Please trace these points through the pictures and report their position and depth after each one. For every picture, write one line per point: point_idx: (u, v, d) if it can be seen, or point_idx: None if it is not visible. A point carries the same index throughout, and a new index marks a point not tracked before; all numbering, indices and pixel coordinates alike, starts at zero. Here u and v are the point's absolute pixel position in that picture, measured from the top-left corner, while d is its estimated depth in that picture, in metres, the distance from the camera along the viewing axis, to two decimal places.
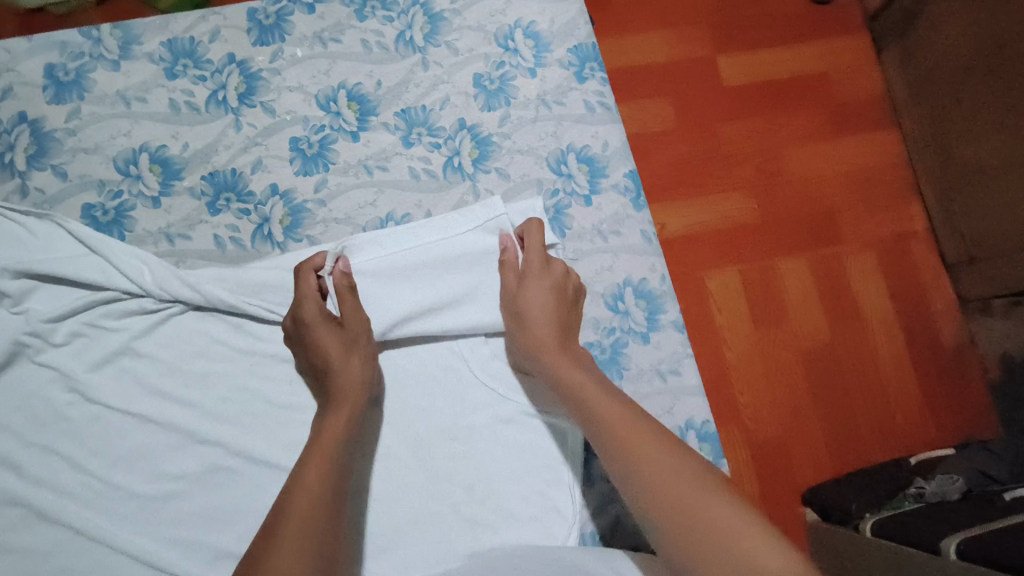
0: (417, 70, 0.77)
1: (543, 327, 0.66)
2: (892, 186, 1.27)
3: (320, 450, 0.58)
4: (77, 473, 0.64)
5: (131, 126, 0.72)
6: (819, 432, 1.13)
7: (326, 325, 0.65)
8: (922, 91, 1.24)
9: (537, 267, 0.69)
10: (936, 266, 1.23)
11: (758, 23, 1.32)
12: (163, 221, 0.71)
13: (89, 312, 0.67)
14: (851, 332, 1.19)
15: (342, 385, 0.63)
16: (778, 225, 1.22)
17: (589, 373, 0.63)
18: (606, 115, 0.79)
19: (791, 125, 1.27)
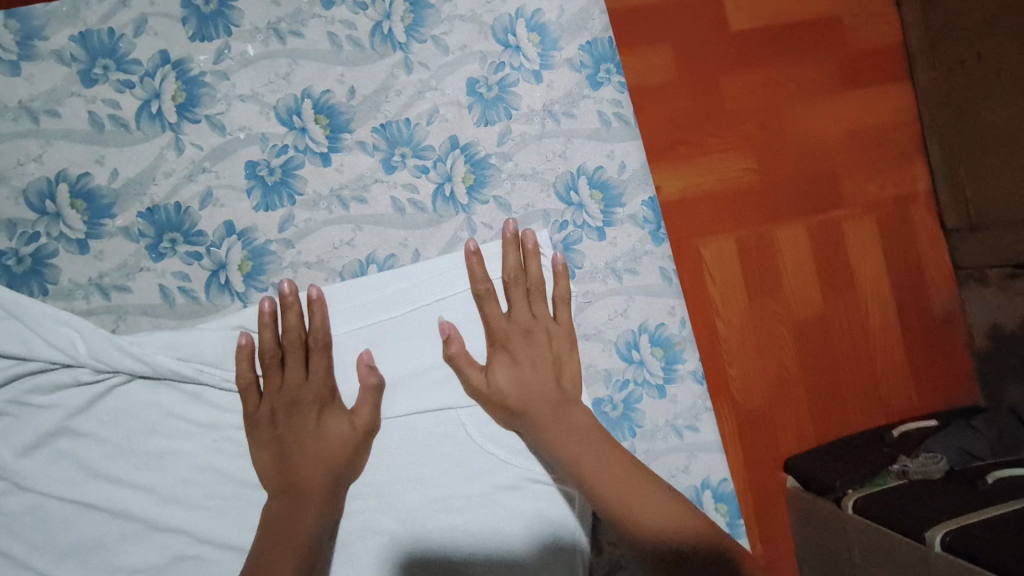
0: (398, 73, 0.64)
1: (543, 403, 0.60)
2: (905, 145, 1.12)
3: (286, 552, 0.54)
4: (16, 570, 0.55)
5: (42, 148, 0.58)
6: (803, 413, 1.06)
7: (329, 414, 0.58)
8: (941, 40, 1.08)
9: (519, 326, 0.62)
10: (933, 231, 1.12)
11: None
12: (94, 270, 0.58)
13: (17, 386, 0.56)
14: (850, 308, 1.08)
15: (319, 486, 0.56)
16: (779, 187, 1.08)
17: (592, 449, 0.58)
18: (624, 130, 0.67)
19: (801, 76, 1.10)
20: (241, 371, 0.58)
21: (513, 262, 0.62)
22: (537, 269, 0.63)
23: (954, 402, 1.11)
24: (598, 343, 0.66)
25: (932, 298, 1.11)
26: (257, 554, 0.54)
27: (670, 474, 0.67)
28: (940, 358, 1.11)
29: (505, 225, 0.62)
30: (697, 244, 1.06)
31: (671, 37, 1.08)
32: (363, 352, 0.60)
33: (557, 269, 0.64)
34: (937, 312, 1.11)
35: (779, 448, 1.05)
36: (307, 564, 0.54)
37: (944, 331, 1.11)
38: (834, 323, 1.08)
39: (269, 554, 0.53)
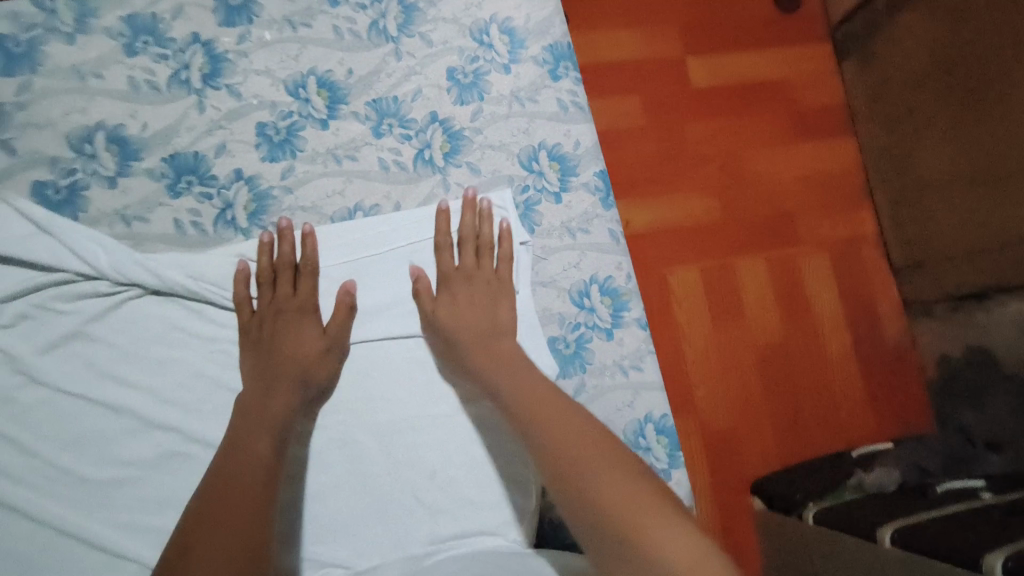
0: (390, 60, 0.77)
1: (479, 329, 0.70)
2: (845, 195, 1.38)
3: (263, 430, 0.61)
4: (25, 456, 0.62)
5: (86, 102, 0.69)
6: (766, 424, 1.25)
7: (306, 322, 0.68)
8: (878, 99, 1.32)
9: (467, 271, 0.73)
10: (884, 273, 1.36)
11: (730, 34, 1.40)
12: (120, 202, 0.68)
13: (43, 294, 0.64)
14: (803, 331, 1.30)
15: (290, 374, 0.65)
16: (739, 227, 1.32)
17: (508, 365, 0.67)
18: (579, 114, 0.81)
19: (756, 134, 1.37)
20: (239, 292, 0.68)
21: (469, 221, 0.73)
22: (489, 231, 0.74)
23: (902, 425, 1.30)
24: (553, 290, 0.76)
25: (878, 329, 1.33)
26: (232, 436, 0.61)
27: (617, 408, 0.75)
28: (890, 380, 1.31)
29: (467, 194, 0.74)
30: (668, 275, 1.27)
31: (644, 92, 1.33)
32: (347, 280, 0.71)
33: (503, 231, 0.75)
34: (888, 345, 1.33)
35: (744, 462, 1.22)
36: (279, 441, 0.62)
37: (890, 360, 1.32)
38: (790, 342, 1.29)
39: (245, 432, 0.61)
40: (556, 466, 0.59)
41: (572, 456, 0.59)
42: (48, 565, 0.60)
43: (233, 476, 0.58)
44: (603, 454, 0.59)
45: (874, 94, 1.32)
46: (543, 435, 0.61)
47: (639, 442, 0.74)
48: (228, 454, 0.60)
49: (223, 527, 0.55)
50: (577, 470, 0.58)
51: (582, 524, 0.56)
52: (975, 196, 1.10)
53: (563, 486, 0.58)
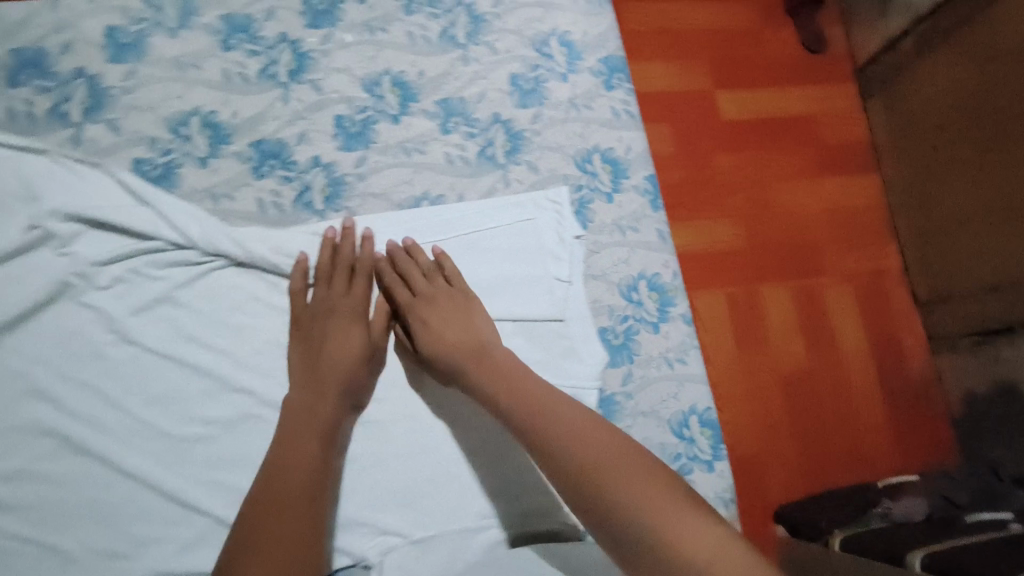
0: (457, 64, 0.83)
1: (457, 346, 0.69)
2: (872, 230, 1.29)
3: (314, 435, 0.63)
4: (113, 410, 0.66)
5: (184, 90, 0.76)
6: (798, 459, 1.09)
7: (353, 324, 0.70)
8: (906, 133, 1.26)
9: (425, 294, 0.72)
10: (906, 301, 1.26)
11: (765, 62, 1.34)
12: (209, 181, 0.74)
13: (138, 259, 0.69)
14: (833, 370, 1.16)
15: (336, 379, 0.67)
16: (763, 254, 1.21)
17: (498, 375, 0.66)
18: (631, 122, 0.86)
19: (781, 163, 1.28)
20: (296, 286, 0.71)
21: (400, 254, 0.74)
22: (427, 260, 0.74)
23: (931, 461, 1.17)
24: (604, 283, 0.80)
25: (904, 367, 1.21)
26: (284, 438, 0.63)
27: (663, 399, 0.78)
28: (917, 423, 1.18)
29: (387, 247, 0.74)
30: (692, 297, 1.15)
31: (671, 121, 1.28)
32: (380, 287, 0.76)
33: (438, 254, 0.75)
34: (914, 379, 1.21)
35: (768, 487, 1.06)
36: (328, 445, 0.64)
37: (922, 395, 1.20)
38: (819, 381, 1.15)
39: (296, 438, 0.63)
40: (578, 473, 0.57)
41: (592, 461, 0.57)
42: (126, 513, 0.63)
43: (285, 483, 0.60)
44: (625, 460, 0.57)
45: (901, 131, 1.26)
46: (559, 443, 0.59)
47: (683, 432, 0.77)
48: (279, 458, 0.62)
49: (278, 535, 0.57)
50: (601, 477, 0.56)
51: (607, 529, 0.55)
52: (1000, 229, 1.06)
53: (584, 492, 0.56)
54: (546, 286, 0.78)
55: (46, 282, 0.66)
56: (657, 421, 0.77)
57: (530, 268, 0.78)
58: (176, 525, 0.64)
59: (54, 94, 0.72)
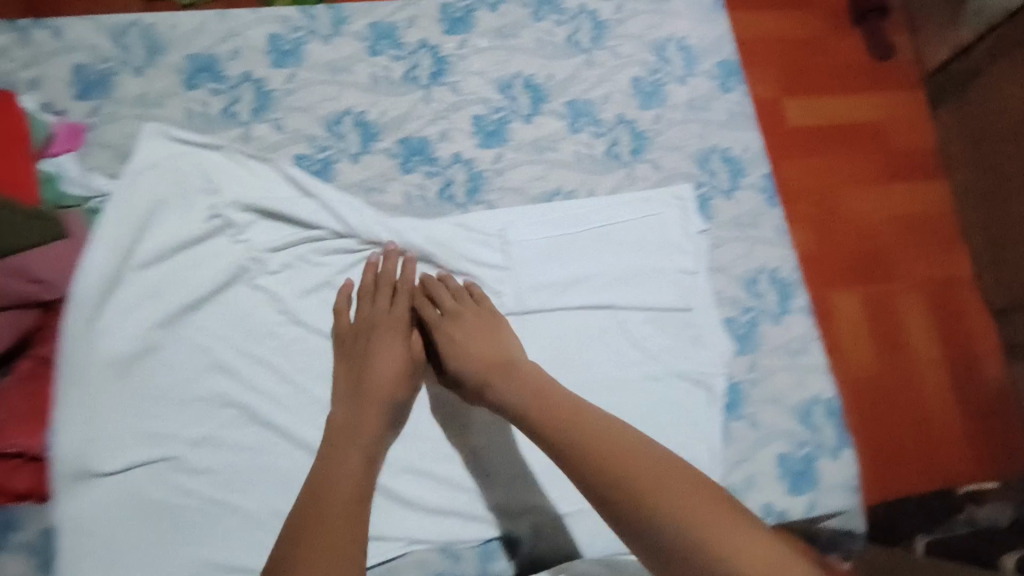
0: (583, 68, 0.88)
1: (484, 357, 0.69)
2: (945, 236, 1.16)
3: (354, 450, 0.65)
4: (285, 385, 0.72)
5: (338, 91, 0.82)
6: (873, 470, 0.99)
7: (392, 340, 0.72)
8: (983, 138, 1.12)
9: (449, 308, 0.73)
10: (980, 312, 1.13)
11: (831, 67, 1.20)
12: (362, 175, 0.79)
13: (304, 248, 0.76)
14: (904, 385, 1.05)
15: (377, 395, 0.68)
16: (833, 262, 1.09)
17: (528, 386, 0.66)
18: (747, 123, 0.90)
19: (850, 167, 1.15)
20: (343, 305, 0.73)
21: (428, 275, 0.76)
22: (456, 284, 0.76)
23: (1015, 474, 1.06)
24: (726, 276, 0.83)
25: (979, 374, 1.10)
26: (322, 457, 0.65)
27: (787, 388, 0.80)
28: (992, 436, 1.06)
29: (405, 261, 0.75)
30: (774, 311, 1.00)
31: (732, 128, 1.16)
32: None
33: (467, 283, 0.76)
34: (989, 385, 1.09)
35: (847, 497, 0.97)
36: (369, 458, 0.65)
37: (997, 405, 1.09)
38: (890, 398, 1.04)
39: (336, 454, 0.65)
40: (621, 488, 0.57)
41: (634, 474, 0.58)
42: (298, 478, 0.70)
43: (328, 488, 0.62)
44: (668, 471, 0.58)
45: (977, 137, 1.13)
46: (590, 456, 0.59)
47: (808, 421, 0.79)
48: (323, 465, 0.64)
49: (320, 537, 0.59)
50: (647, 490, 0.57)
51: (634, 531, 0.56)
52: None
53: (628, 507, 0.57)
54: (671, 278, 0.81)
55: (226, 268, 0.73)
56: (783, 408, 0.80)
57: (657, 260, 0.82)
58: None
59: (225, 97, 0.79)
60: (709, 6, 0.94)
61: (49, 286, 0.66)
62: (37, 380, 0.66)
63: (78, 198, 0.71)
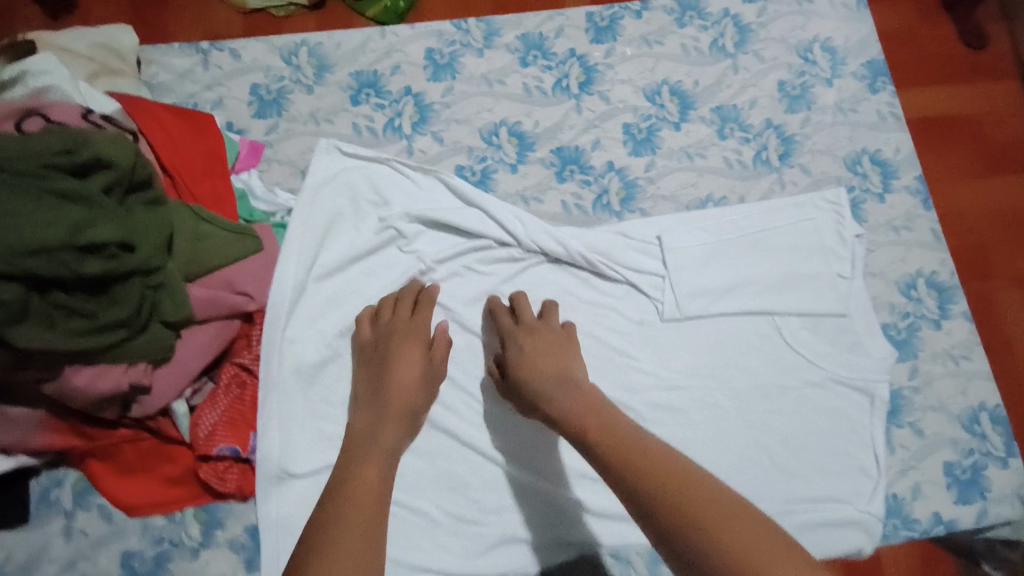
0: (729, 73, 0.88)
1: (554, 384, 0.67)
2: None
3: (373, 463, 0.62)
4: (457, 391, 0.74)
5: (493, 103, 0.84)
6: None
7: (410, 350, 0.69)
8: None
9: (523, 328, 0.72)
10: None
11: (950, 52, 1.02)
12: (520, 186, 0.81)
13: (470, 256, 0.77)
14: None
15: (398, 407, 0.66)
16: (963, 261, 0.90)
17: (601, 416, 0.64)
18: (896, 124, 0.89)
19: (979, 155, 0.95)
20: (376, 310, 0.72)
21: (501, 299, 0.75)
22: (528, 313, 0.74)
23: None
24: (882, 281, 0.83)
25: None
26: (340, 469, 0.62)
27: (950, 395, 0.80)
28: None
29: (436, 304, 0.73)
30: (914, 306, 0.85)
31: None
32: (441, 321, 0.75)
33: (513, 294, 0.75)
34: None
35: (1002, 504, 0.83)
36: (387, 469, 0.62)
37: None
38: None
39: (354, 465, 0.62)
40: (690, 529, 0.54)
41: (708, 517, 0.55)
42: (475, 482, 0.72)
43: (346, 495, 0.59)
44: (740, 516, 0.55)
45: None
46: (651, 485, 0.57)
47: (975, 428, 0.78)
48: (343, 474, 0.61)
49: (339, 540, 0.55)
50: (717, 530, 0.53)
51: None
52: None
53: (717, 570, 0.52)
54: (829, 282, 0.80)
55: (399, 278, 0.75)
56: (946, 416, 0.79)
57: (811, 265, 0.81)
58: (516, 495, 0.72)
59: (389, 110, 0.82)
60: (853, 6, 0.93)
61: (252, 298, 0.69)
62: (239, 387, 0.70)
63: (265, 212, 0.75)
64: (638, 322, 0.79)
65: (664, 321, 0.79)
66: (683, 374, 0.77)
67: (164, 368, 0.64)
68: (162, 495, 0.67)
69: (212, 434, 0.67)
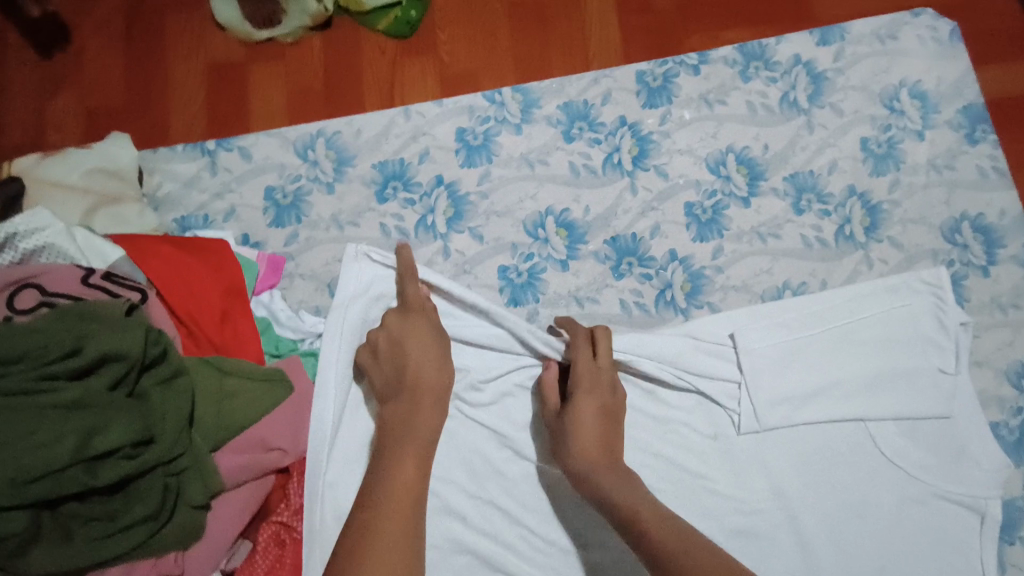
0: (803, 133, 0.77)
1: (590, 444, 0.61)
2: None
3: (411, 455, 0.55)
4: (516, 528, 0.66)
5: (536, 188, 0.74)
6: None
7: (417, 323, 0.63)
8: None
9: (583, 381, 0.64)
10: None
11: None
12: (573, 284, 0.72)
13: (523, 375, 0.70)
14: None
15: (427, 384, 0.59)
16: None
17: (629, 485, 0.58)
18: (1000, 181, 0.77)
19: None
20: (405, 289, 0.65)
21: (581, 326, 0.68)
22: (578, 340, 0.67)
23: None
24: (989, 370, 0.72)
25: None
26: (373, 465, 0.56)
27: None
28: None
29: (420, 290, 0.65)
30: None
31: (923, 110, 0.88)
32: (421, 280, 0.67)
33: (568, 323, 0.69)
34: None
35: None
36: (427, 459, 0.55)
37: None
38: None
39: (388, 456, 0.55)
40: None
41: None
42: None
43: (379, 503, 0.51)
44: None
45: None
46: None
47: None
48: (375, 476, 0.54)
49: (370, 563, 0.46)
50: None
51: None
52: None
53: None
54: (929, 379, 0.70)
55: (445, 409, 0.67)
56: None
57: (910, 361, 0.70)
58: None
59: (421, 206, 0.73)
60: (944, 41, 0.80)
61: (286, 452, 0.60)
62: (279, 547, 0.62)
63: (291, 341, 0.67)
64: (713, 437, 0.70)
65: (741, 434, 0.69)
66: (767, 496, 0.68)
67: (196, 547, 0.56)
68: None
69: None
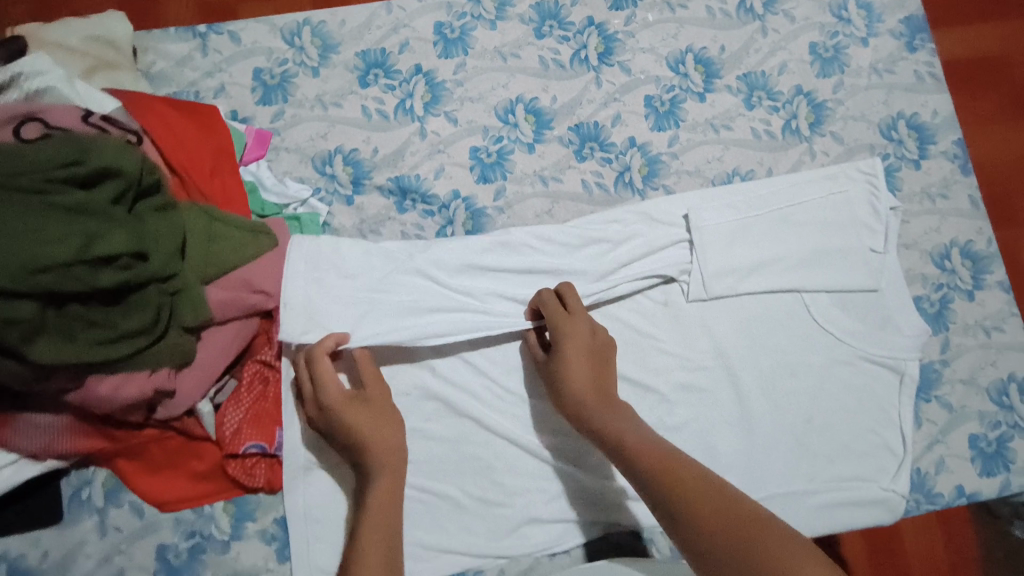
0: (757, 37, 0.83)
1: (578, 393, 0.65)
2: None
3: (376, 514, 0.59)
4: (480, 377, 0.73)
5: (508, 78, 0.80)
6: None
7: (349, 399, 0.63)
8: None
9: (563, 331, 0.67)
10: None
11: None
12: (538, 165, 0.78)
13: None
14: None
15: (378, 449, 0.62)
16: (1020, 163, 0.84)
17: (624, 421, 0.62)
18: (935, 85, 0.83)
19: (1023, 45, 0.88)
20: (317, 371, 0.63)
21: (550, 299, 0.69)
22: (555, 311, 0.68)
23: None
24: (916, 252, 0.80)
25: None
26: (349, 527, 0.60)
27: (980, 366, 0.77)
28: None
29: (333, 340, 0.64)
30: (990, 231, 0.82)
31: None
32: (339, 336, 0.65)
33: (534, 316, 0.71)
34: None
35: None
36: (394, 504, 0.60)
37: None
38: None
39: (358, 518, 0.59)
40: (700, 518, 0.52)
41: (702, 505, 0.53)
42: (500, 466, 0.71)
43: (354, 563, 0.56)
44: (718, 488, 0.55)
45: None
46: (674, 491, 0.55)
47: (1004, 400, 0.77)
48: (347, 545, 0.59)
49: None
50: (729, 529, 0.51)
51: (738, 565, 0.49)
52: None
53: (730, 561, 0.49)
54: (859, 257, 0.77)
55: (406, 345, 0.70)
56: (976, 389, 0.77)
57: (842, 240, 0.77)
58: (541, 477, 0.71)
59: (400, 91, 0.79)
60: None
61: (268, 295, 0.66)
62: (262, 383, 0.69)
63: (276, 206, 0.74)
64: (664, 303, 0.76)
65: (690, 302, 0.76)
66: (710, 355, 0.75)
67: (187, 371, 0.63)
68: (191, 491, 0.68)
69: (237, 433, 0.66)
